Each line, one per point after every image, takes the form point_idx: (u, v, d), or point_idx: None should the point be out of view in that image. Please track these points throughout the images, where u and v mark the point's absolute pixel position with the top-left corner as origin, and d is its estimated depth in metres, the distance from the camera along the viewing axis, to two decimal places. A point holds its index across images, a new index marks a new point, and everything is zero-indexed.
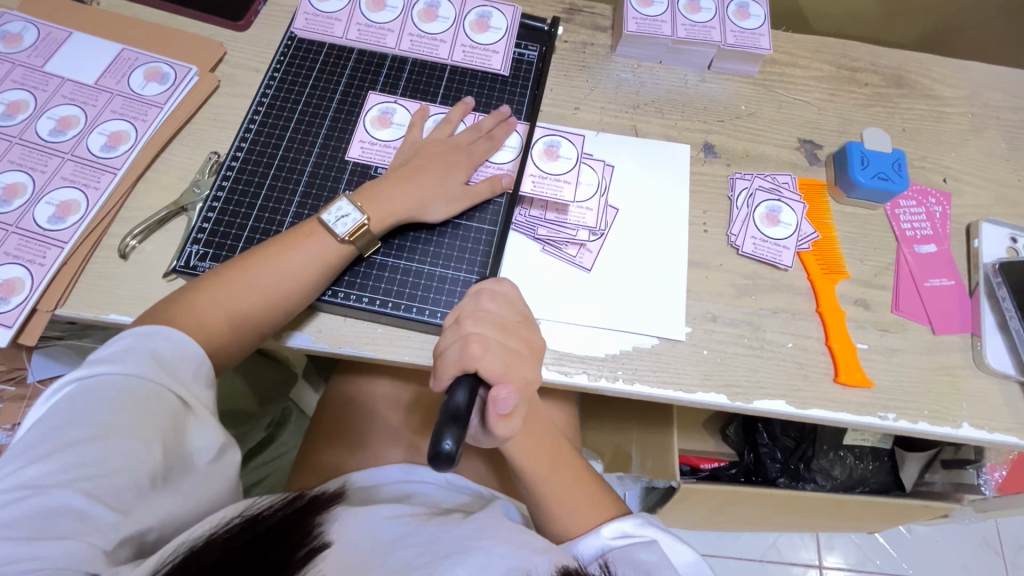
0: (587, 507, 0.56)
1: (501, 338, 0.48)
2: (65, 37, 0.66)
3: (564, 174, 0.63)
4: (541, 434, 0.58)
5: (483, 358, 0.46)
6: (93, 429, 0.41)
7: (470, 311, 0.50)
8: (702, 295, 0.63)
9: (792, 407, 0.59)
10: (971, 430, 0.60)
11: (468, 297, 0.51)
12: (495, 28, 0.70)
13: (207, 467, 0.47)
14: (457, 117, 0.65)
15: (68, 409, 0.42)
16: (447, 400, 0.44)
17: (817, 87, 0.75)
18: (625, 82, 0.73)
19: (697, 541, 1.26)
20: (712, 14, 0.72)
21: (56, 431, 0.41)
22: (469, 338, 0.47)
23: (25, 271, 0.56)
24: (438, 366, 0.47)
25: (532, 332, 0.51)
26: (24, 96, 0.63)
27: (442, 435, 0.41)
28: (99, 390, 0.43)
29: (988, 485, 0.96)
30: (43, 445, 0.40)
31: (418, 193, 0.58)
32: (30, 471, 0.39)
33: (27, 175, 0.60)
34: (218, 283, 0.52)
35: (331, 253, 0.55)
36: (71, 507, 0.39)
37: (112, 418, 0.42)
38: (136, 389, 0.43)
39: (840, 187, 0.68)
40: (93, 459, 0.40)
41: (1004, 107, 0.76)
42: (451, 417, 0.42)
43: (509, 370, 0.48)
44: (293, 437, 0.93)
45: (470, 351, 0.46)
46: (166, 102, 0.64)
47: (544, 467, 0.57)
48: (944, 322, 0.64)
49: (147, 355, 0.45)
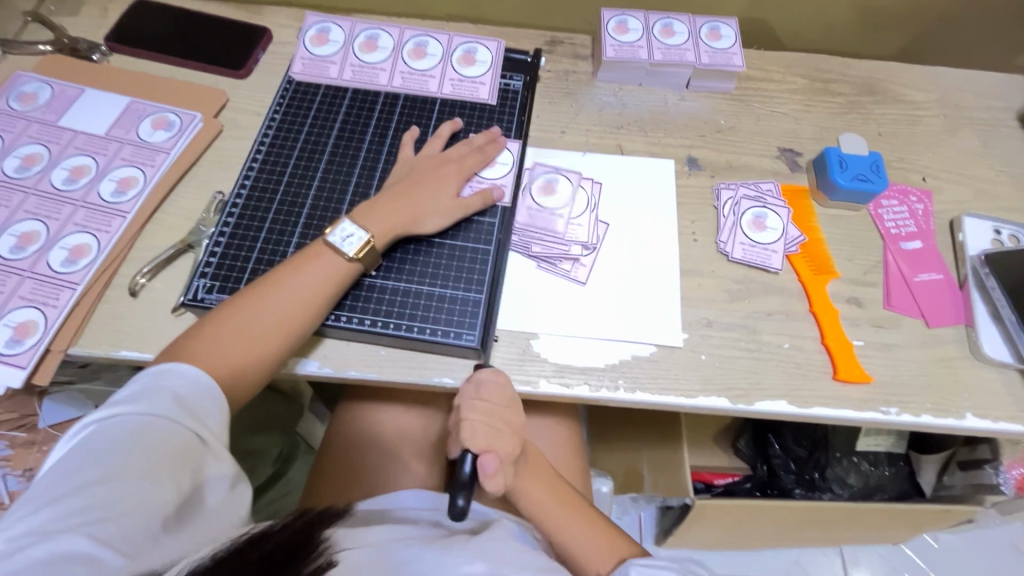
0: (603, 541, 0.58)
1: (490, 417, 0.54)
2: (77, 94, 0.70)
3: (560, 206, 0.67)
4: (547, 478, 0.61)
5: (473, 440, 0.53)
6: (103, 472, 0.42)
7: (464, 393, 0.56)
8: (696, 301, 0.64)
9: (794, 407, 0.59)
10: (976, 420, 0.60)
11: (464, 381, 0.57)
12: (481, 61, 0.74)
13: (217, 502, 0.48)
14: (447, 134, 0.69)
15: (82, 454, 0.43)
16: (447, 491, 0.51)
17: (792, 99, 0.78)
18: (608, 105, 0.76)
19: (719, 562, 1.23)
20: (685, 37, 0.76)
21: (71, 476, 0.42)
22: (463, 422, 0.53)
23: (39, 313, 0.58)
24: (441, 452, 0.55)
25: (517, 412, 0.56)
26: (39, 150, 0.66)
27: (453, 494, 0.51)
28: (116, 432, 0.45)
29: (1007, 484, 0.91)
30: (58, 489, 0.41)
31: (417, 204, 0.62)
32: (42, 517, 0.40)
33: (41, 223, 0.62)
34: (233, 309, 0.54)
35: (337, 273, 0.57)
36: (79, 551, 0.38)
37: (124, 461, 0.43)
38: (151, 431, 0.45)
39: (822, 190, 0.70)
40: (105, 502, 0.41)
41: (975, 108, 0.79)
42: (455, 485, 0.50)
43: (496, 441, 0.54)
44: (302, 472, 0.94)
45: (462, 437, 0.53)
46: (173, 147, 0.68)
47: (554, 515, 0.59)
48: (936, 314, 0.65)
49: (163, 394, 0.47)
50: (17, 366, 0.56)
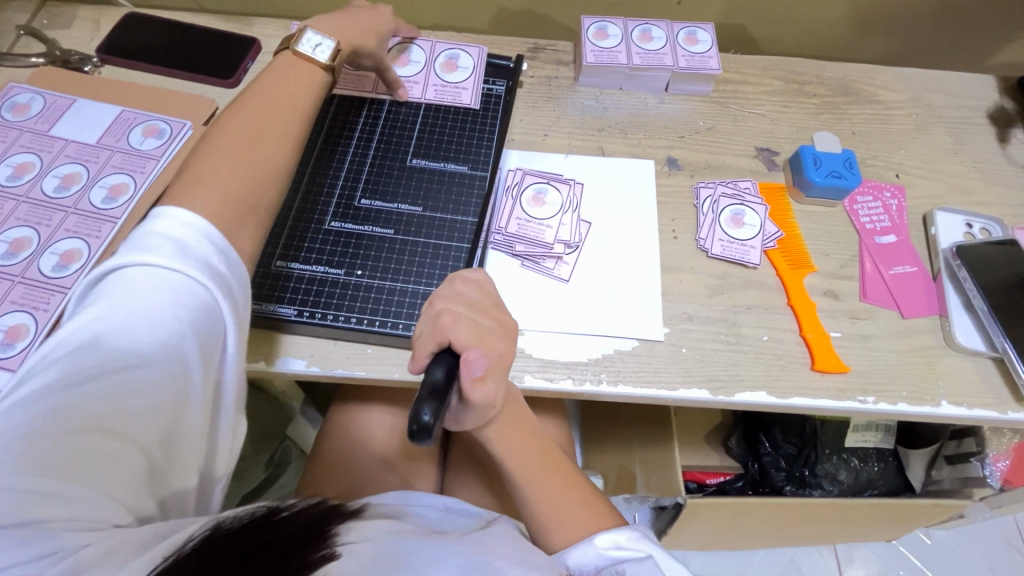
0: (576, 509, 0.58)
1: (472, 314, 0.50)
2: (69, 104, 0.72)
3: (548, 218, 0.68)
4: (523, 428, 0.59)
5: (455, 329, 0.48)
6: (117, 365, 0.41)
7: (443, 293, 0.52)
8: (677, 297, 0.66)
9: (773, 397, 0.60)
10: (951, 407, 0.61)
11: (443, 283, 0.53)
12: (464, 67, 0.77)
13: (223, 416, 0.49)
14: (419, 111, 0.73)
15: (116, 303, 0.43)
16: (425, 379, 0.45)
17: (769, 101, 0.80)
18: (589, 108, 0.78)
19: (715, 562, 1.24)
20: (663, 42, 0.78)
21: (82, 360, 0.41)
22: (440, 313, 0.49)
23: (30, 317, 0.59)
24: (415, 349, 0.49)
25: (504, 314, 0.52)
26: (31, 158, 0.68)
27: (420, 410, 0.42)
28: (126, 326, 0.42)
29: (993, 476, 0.94)
30: (71, 373, 0.40)
31: (350, 32, 0.66)
32: (58, 399, 0.39)
33: (32, 229, 0.63)
34: (224, 139, 0.52)
35: (321, 84, 0.60)
36: (94, 451, 0.39)
37: (138, 360, 0.42)
38: (160, 334, 0.43)
39: (798, 187, 0.72)
40: (118, 402, 0.41)
41: (946, 106, 0.82)
42: (431, 393, 0.43)
43: (480, 339, 0.49)
44: (293, 478, 0.97)
45: (441, 323, 0.48)
46: (163, 154, 0.69)
47: (531, 469, 0.59)
48: (911, 305, 0.66)
49: (172, 294, 0.44)
50: (7, 369, 0.56)
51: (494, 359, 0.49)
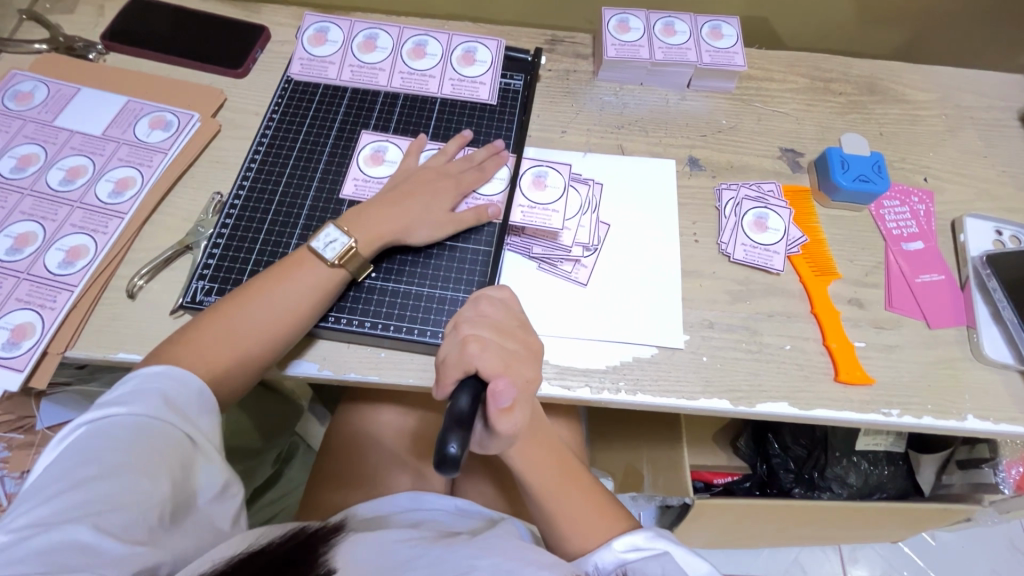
0: (597, 521, 0.57)
1: (498, 339, 0.48)
2: (73, 93, 0.70)
3: (552, 202, 0.65)
4: (545, 445, 0.59)
5: (482, 357, 0.46)
6: (99, 468, 0.42)
7: (467, 316, 0.50)
8: (698, 303, 0.64)
9: (796, 409, 0.59)
10: (977, 421, 0.60)
11: (467, 305, 0.51)
12: (481, 60, 0.74)
13: (209, 508, 0.47)
14: (454, 149, 0.67)
15: (98, 429, 0.44)
16: (451, 406, 0.43)
17: (794, 99, 0.78)
18: (608, 105, 0.76)
19: (720, 560, 1.24)
20: (686, 37, 0.75)
21: (68, 472, 0.42)
22: (466, 339, 0.47)
23: (36, 315, 0.57)
24: (440, 374, 0.47)
25: (529, 334, 0.52)
26: (35, 150, 0.66)
27: (447, 440, 0.40)
28: (111, 432, 0.44)
29: (1005, 484, 0.93)
30: (56, 485, 0.41)
31: (383, 222, 0.60)
32: (42, 510, 0.39)
33: (38, 224, 0.62)
34: (218, 314, 0.53)
35: (322, 281, 0.57)
36: (80, 542, 0.38)
37: (121, 457, 0.43)
38: (147, 430, 0.45)
39: (823, 191, 0.70)
40: (103, 495, 0.41)
41: (977, 107, 0.79)
42: (457, 422, 0.41)
43: (507, 367, 0.47)
44: (300, 472, 0.95)
45: (467, 350, 0.46)
46: (170, 147, 0.67)
47: (552, 483, 0.58)
48: (937, 315, 0.64)
49: (152, 395, 0.46)
50: (14, 368, 0.55)
51: (520, 386, 0.47)
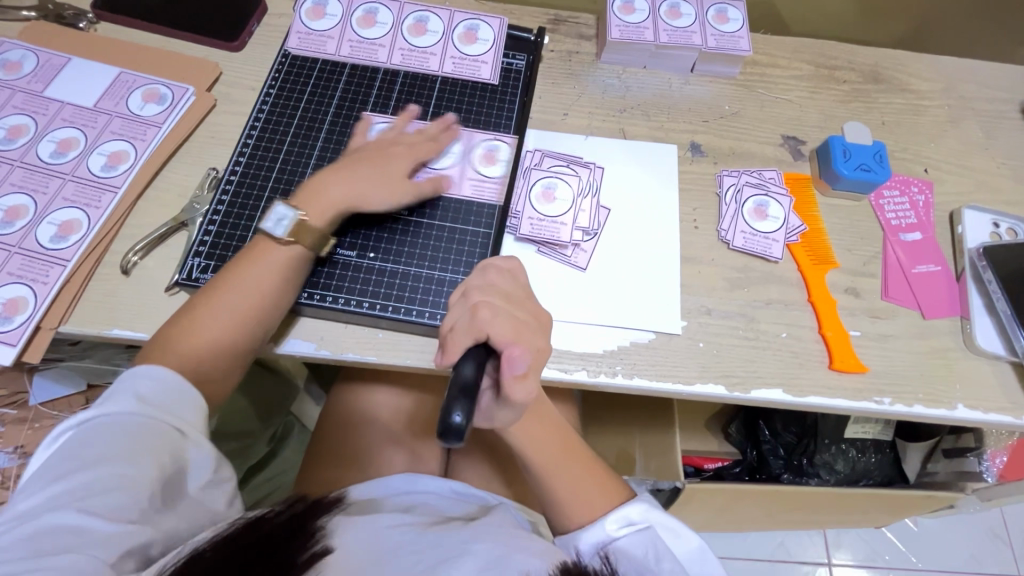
0: (595, 492, 0.57)
1: (508, 307, 0.48)
2: (64, 63, 0.68)
3: (546, 187, 0.66)
4: (548, 421, 0.59)
5: (493, 324, 0.46)
6: (82, 458, 0.42)
7: (476, 285, 0.50)
8: (696, 290, 0.64)
9: (790, 396, 0.60)
10: (967, 411, 0.61)
11: (475, 273, 0.51)
12: (483, 39, 0.73)
13: (202, 490, 0.47)
14: (403, 124, 0.66)
15: (81, 424, 0.45)
16: (455, 374, 0.43)
17: (798, 86, 0.77)
18: (611, 87, 0.75)
19: (707, 542, 1.26)
20: (692, 20, 0.74)
21: (55, 466, 0.42)
22: (476, 306, 0.47)
23: (28, 290, 0.57)
24: (449, 340, 0.46)
25: (538, 304, 0.51)
26: (25, 121, 0.64)
27: (452, 409, 0.40)
28: (93, 424, 0.44)
29: (989, 472, 0.95)
30: (43, 478, 0.42)
31: (335, 199, 0.58)
32: (27, 503, 0.40)
33: (28, 197, 0.61)
34: (191, 309, 0.54)
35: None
36: (66, 527, 0.39)
37: (104, 445, 0.43)
38: (127, 418, 0.45)
39: (825, 180, 0.70)
40: (86, 483, 0.41)
41: (980, 98, 0.79)
42: (462, 391, 0.41)
43: (518, 336, 0.47)
44: (294, 454, 0.95)
45: (479, 317, 0.46)
46: (164, 121, 0.66)
47: (553, 456, 0.58)
48: (933, 306, 0.65)
49: (134, 386, 0.47)
50: (7, 343, 0.55)
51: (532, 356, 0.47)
